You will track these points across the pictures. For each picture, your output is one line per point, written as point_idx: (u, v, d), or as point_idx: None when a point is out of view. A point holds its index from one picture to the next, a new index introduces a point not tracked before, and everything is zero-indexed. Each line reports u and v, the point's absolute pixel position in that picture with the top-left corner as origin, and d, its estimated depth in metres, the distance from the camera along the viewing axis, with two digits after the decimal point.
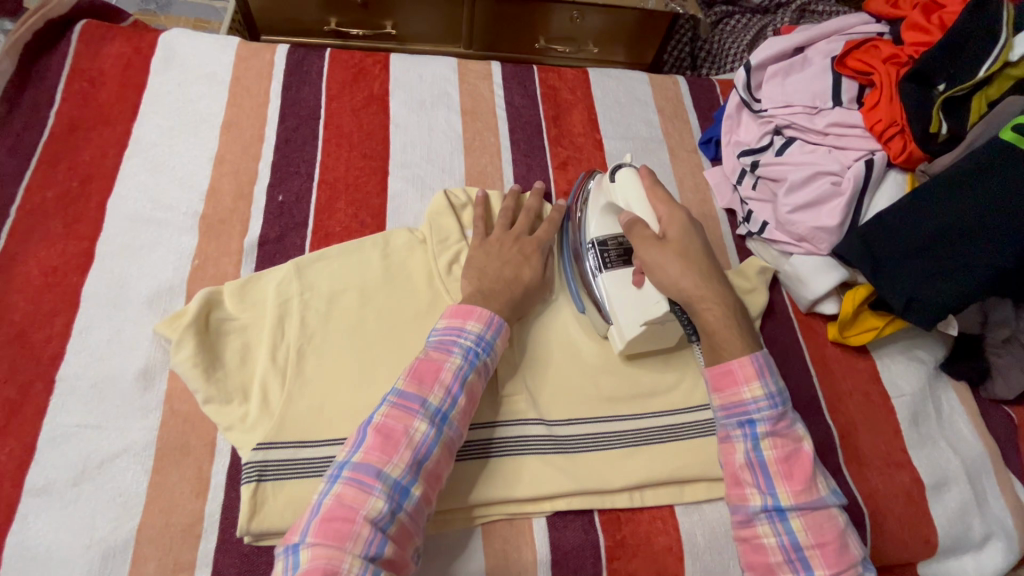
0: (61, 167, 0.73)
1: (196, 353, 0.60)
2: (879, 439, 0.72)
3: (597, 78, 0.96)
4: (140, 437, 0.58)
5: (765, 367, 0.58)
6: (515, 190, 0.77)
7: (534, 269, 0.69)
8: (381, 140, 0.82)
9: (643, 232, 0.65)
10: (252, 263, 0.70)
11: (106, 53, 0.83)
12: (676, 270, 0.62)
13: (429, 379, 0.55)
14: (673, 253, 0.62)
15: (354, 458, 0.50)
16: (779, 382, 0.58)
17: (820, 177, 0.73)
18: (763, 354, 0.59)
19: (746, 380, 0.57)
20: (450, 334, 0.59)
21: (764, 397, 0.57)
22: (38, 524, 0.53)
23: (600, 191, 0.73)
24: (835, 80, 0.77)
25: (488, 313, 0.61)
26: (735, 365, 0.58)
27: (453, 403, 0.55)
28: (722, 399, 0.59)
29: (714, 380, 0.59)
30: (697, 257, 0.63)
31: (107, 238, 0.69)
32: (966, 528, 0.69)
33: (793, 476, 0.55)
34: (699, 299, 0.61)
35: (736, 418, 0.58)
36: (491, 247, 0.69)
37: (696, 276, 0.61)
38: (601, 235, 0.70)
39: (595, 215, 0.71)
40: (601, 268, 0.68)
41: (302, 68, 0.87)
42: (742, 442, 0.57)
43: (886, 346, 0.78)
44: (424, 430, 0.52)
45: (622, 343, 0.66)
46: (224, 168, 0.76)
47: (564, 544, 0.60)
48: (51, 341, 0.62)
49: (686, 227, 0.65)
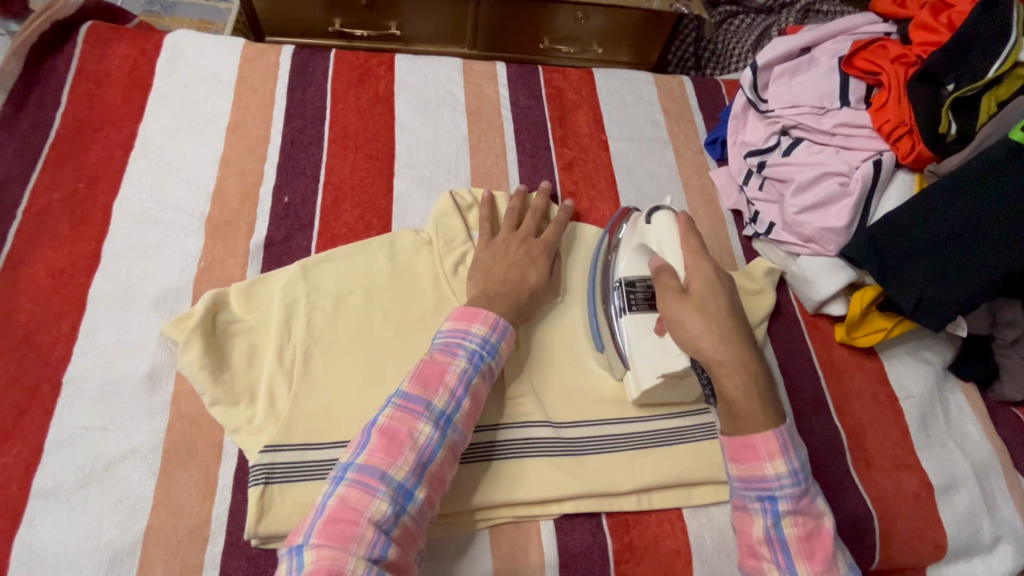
0: (67, 168, 0.73)
1: (202, 355, 0.60)
2: (887, 442, 0.71)
3: (602, 78, 0.96)
4: (146, 439, 0.58)
5: (789, 442, 0.54)
6: (522, 191, 0.77)
7: (540, 271, 0.69)
8: (387, 141, 0.82)
9: (666, 283, 0.62)
10: (258, 264, 0.70)
11: (112, 54, 0.83)
12: (696, 328, 0.58)
13: (434, 382, 0.55)
14: (694, 309, 0.59)
15: (358, 460, 0.50)
16: (804, 456, 0.55)
17: (827, 178, 0.73)
18: (787, 430, 0.54)
19: (769, 456, 0.53)
20: (455, 336, 0.58)
21: (788, 475, 0.53)
22: (46, 526, 0.53)
23: (635, 232, 0.72)
24: (842, 80, 0.77)
25: (493, 316, 0.61)
26: (757, 440, 0.54)
27: (458, 406, 0.55)
28: (742, 471, 0.55)
29: (733, 452, 0.55)
30: (721, 316, 0.58)
31: (113, 239, 0.69)
32: (976, 530, 0.68)
33: (813, 554, 0.53)
34: (718, 363, 0.56)
35: (756, 492, 0.54)
36: (498, 249, 0.69)
37: (716, 338, 0.57)
38: (630, 275, 0.68)
39: (627, 255, 0.70)
40: (626, 309, 0.66)
41: (307, 68, 0.87)
42: (762, 516, 0.54)
43: (893, 347, 0.77)
44: (428, 432, 0.52)
45: (638, 392, 0.64)
46: (229, 169, 0.76)
47: (572, 546, 0.59)
48: (58, 343, 0.62)
49: (711, 282, 0.60)
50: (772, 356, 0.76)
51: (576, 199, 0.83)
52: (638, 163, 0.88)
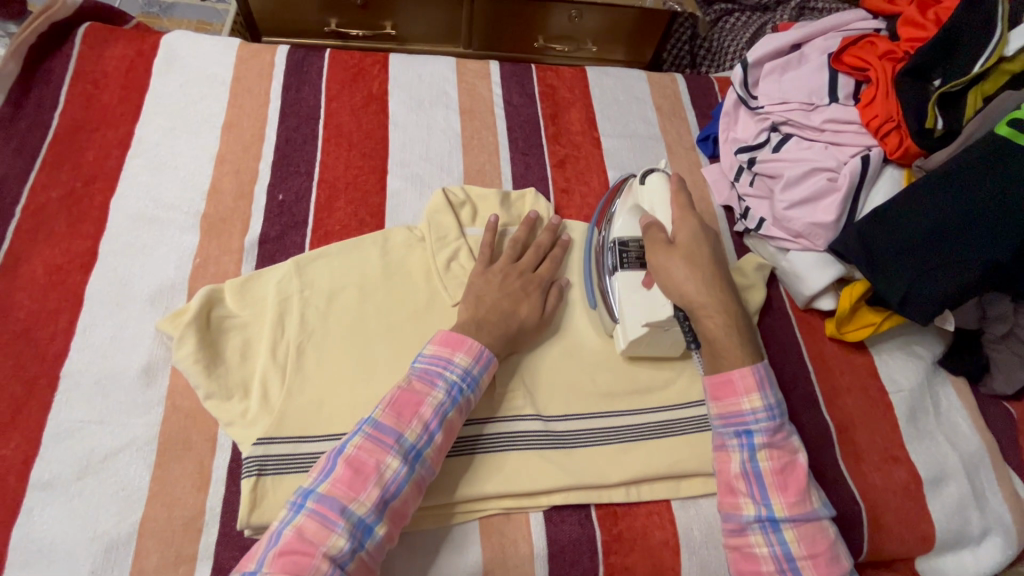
0: (65, 167, 0.74)
1: (197, 349, 0.61)
2: (877, 434, 0.72)
3: (595, 77, 0.97)
4: (141, 433, 0.59)
5: (764, 379, 0.58)
6: (530, 221, 0.75)
7: (533, 305, 0.68)
8: (380, 140, 0.83)
9: (653, 237, 0.66)
10: (252, 261, 0.71)
11: (109, 55, 0.84)
12: (682, 275, 0.62)
13: (408, 414, 0.54)
14: (680, 258, 0.63)
15: (321, 488, 0.50)
16: (779, 394, 0.59)
17: (817, 173, 0.74)
18: (765, 366, 0.58)
19: (745, 391, 0.57)
20: (436, 364, 0.58)
21: (764, 409, 0.57)
22: (42, 517, 0.54)
23: (629, 194, 0.74)
24: (831, 76, 0.78)
25: (477, 347, 0.60)
26: (736, 376, 0.58)
27: (429, 440, 0.54)
28: (721, 408, 0.59)
29: (713, 389, 0.59)
30: (704, 264, 0.62)
31: (110, 237, 0.70)
32: (965, 522, 0.69)
33: (788, 487, 0.56)
34: (702, 307, 0.61)
35: (733, 428, 0.58)
36: (494, 276, 0.68)
37: (700, 283, 0.61)
38: (623, 235, 0.70)
39: (623, 215, 0.72)
40: (619, 266, 0.68)
41: (301, 68, 0.88)
42: (739, 452, 0.57)
43: (883, 342, 0.78)
44: (396, 467, 0.52)
45: (625, 344, 0.66)
46: (225, 167, 0.77)
47: (561, 537, 0.60)
48: (56, 339, 0.63)
49: (695, 232, 0.65)
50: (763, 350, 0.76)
51: (568, 196, 0.84)
52: (630, 160, 0.88)
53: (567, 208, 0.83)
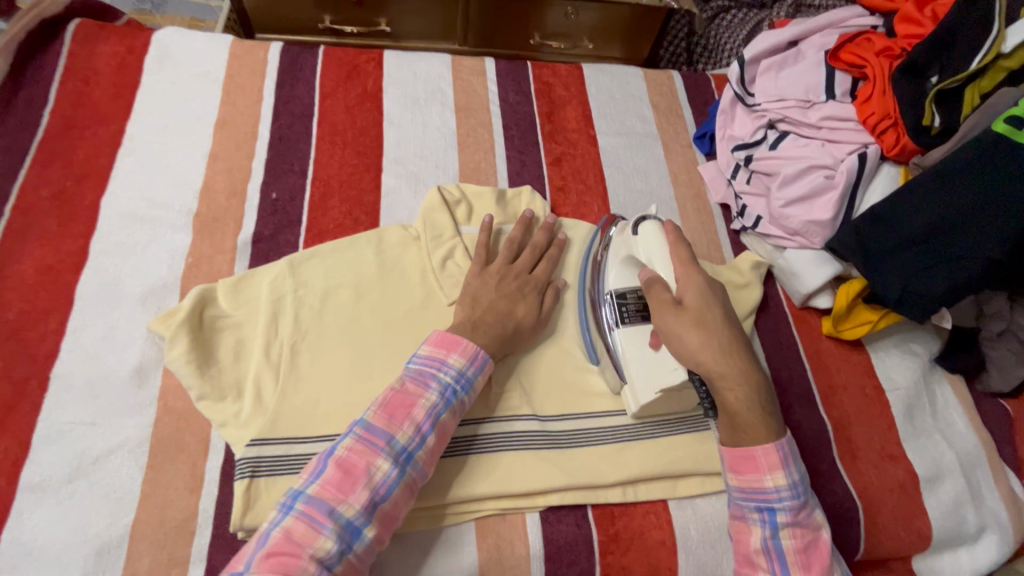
0: (55, 165, 0.73)
1: (189, 350, 0.60)
2: (874, 433, 0.72)
3: (591, 74, 0.96)
4: (133, 434, 0.58)
5: (789, 455, 0.55)
6: (525, 220, 0.74)
7: (530, 307, 0.67)
8: (375, 137, 0.82)
9: (659, 297, 0.60)
10: (245, 260, 0.71)
11: (100, 52, 0.83)
12: (695, 342, 0.57)
13: (400, 415, 0.54)
14: (691, 323, 0.57)
15: (311, 489, 0.49)
16: (803, 469, 0.55)
17: (814, 170, 0.73)
18: (789, 442, 0.55)
19: (768, 469, 0.54)
20: (430, 366, 0.58)
21: (788, 487, 0.54)
22: (33, 520, 0.54)
23: (622, 242, 0.71)
24: (828, 73, 0.78)
25: (472, 348, 0.60)
26: (758, 452, 0.54)
27: (421, 443, 0.54)
28: (741, 482, 0.56)
29: (733, 463, 0.56)
30: (718, 328, 0.57)
31: (101, 235, 0.69)
32: (961, 521, 0.69)
33: (810, 566, 0.54)
34: (719, 377, 0.55)
35: (755, 503, 0.55)
36: (490, 278, 0.67)
37: (716, 351, 0.56)
38: (620, 286, 0.68)
39: (616, 266, 0.69)
40: (619, 322, 0.66)
41: (295, 65, 0.87)
42: (760, 527, 0.54)
43: (880, 341, 0.78)
44: (387, 470, 0.51)
45: (636, 407, 0.64)
46: (218, 165, 0.76)
47: (558, 537, 0.60)
48: (46, 339, 0.62)
49: (702, 289, 0.59)
50: (759, 349, 0.76)
51: (564, 194, 0.83)
52: (626, 158, 0.88)
53: (564, 206, 0.83)
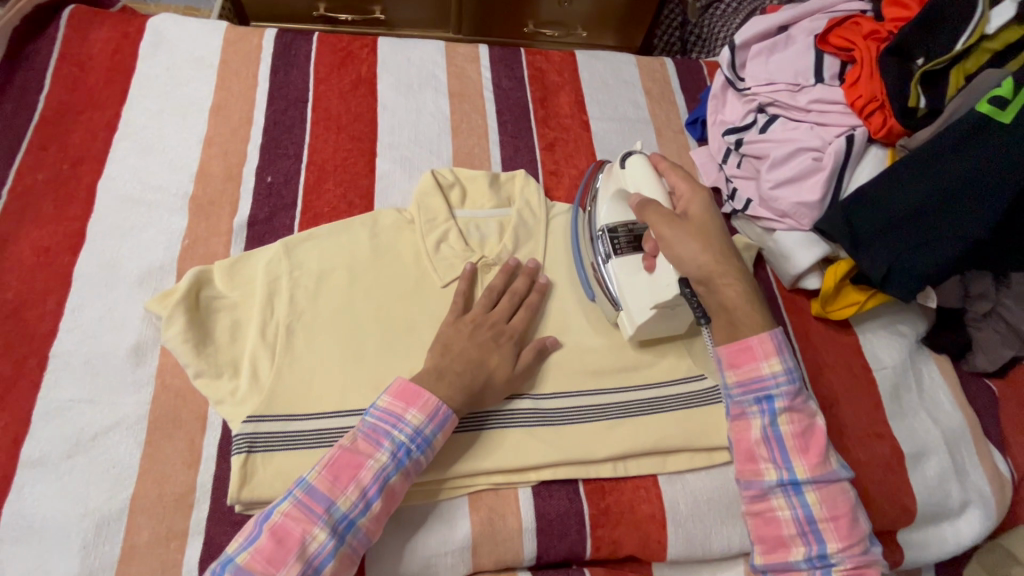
0: (51, 150, 0.74)
1: (185, 329, 0.61)
2: (860, 411, 0.73)
3: (584, 61, 0.97)
4: (131, 411, 0.59)
5: (783, 344, 0.57)
6: (506, 266, 0.70)
7: (504, 356, 0.64)
8: (369, 123, 0.83)
9: (659, 209, 0.62)
10: (241, 243, 0.71)
11: (95, 38, 0.83)
12: (697, 245, 0.59)
13: (345, 478, 0.53)
14: (692, 230, 0.60)
15: (241, 558, 0.49)
16: (796, 358, 0.58)
17: (802, 153, 0.75)
18: (783, 333, 0.58)
19: (764, 356, 0.57)
20: (386, 421, 0.56)
21: (783, 371, 0.56)
22: (33, 494, 0.55)
23: (612, 179, 0.73)
24: (817, 57, 0.79)
25: (434, 403, 0.57)
26: (754, 342, 0.57)
27: (364, 509, 0.53)
28: (739, 377, 0.58)
29: (731, 357, 0.58)
30: (718, 234, 0.60)
31: (97, 218, 0.70)
32: (946, 495, 0.70)
33: (809, 451, 0.56)
34: (719, 276, 0.58)
35: (753, 394, 0.57)
36: (464, 327, 0.64)
37: (717, 253, 0.59)
38: (612, 222, 0.71)
39: (606, 202, 0.72)
40: (611, 255, 0.69)
41: (289, 51, 0.87)
42: (760, 418, 0.57)
43: (868, 321, 0.79)
44: (322, 540, 0.50)
45: (632, 329, 0.67)
46: (213, 150, 0.77)
47: (549, 511, 0.61)
48: (44, 320, 0.63)
49: (702, 201, 0.63)
50: None
51: (557, 178, 0.84)
52: (619, 143, 0.89)
53: (557, 190, 0.83)
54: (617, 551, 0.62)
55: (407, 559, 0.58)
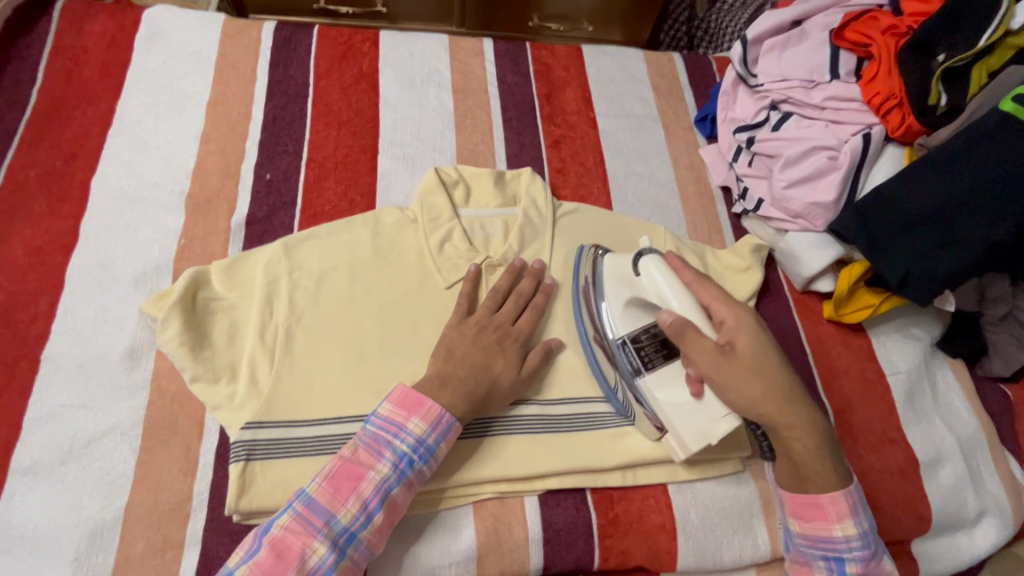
0: (43, 145, 0.71)
1: (182, 332, 0.60)
2: (875, 418, 0.71)
3: (590, 56, 0.95)
4: (126, 416, 0.58)
5: (857, 503, 0.55)
6: (511, 267, 0.68)
7: (510, 361, 0.62)
8: (371, 119, 0.81)
9: (702, 339, 0.56)
10: (239, 242, 0.69)
11: (89, 30, 0.81)
12: (757, 391, 0.55)
13: (345, 490, 0.51)
14: (749, 371, 0.56)
15: (240, 571, 0.48)
16: (870, 516, 0.56)
17: (817, 152, 0.73)
18: (856, 489, 0.56)
19: (837, 518, 0.55)
20: (387, 431, 0.54)
21: (858, 537, 0.54)
22: (24, 503, 0.53)
23: (622, 281, 0.64)
24: (832, 52, 0.76)
25: (436, 411, 0.55)
26: (826, 501, 0.55)
27: (366, 522, 0.51)
28: (806, 528, 0.56)
29: (797, 509, 0.57)
30: (775, 375, 0.56)
31: (91, 217, 0.68)
32: (961, 504, 0.68)
33: None
34: (785, 428, 0.55)
35: (821, 551, 0.56)
36: (470, 329, 0.63)
37: (780, 401, 0.55)
38: (631, 330, 0.63)
39: (621, 307, 0.64)
40: (643, 369, 0.62)
41: (289, 45, 0.85)
42: (826, 575, 0.56)
43: (881, 325, 0.77)
44: (322, 554, 0.49)
45: (684, 453, 0.60)
46: (210, 146, 0.75)
47: (557, 521, 0.60)
48: (36, 321, 0.61)
49: (750, 332, 0.57)
50: None
51: (564, 176, 0.82)
52: (626, 140, 0.87)
53: (563, 188, 0.81)
54: (625, 562, 0.60)
55: (409, 570, 0.56)
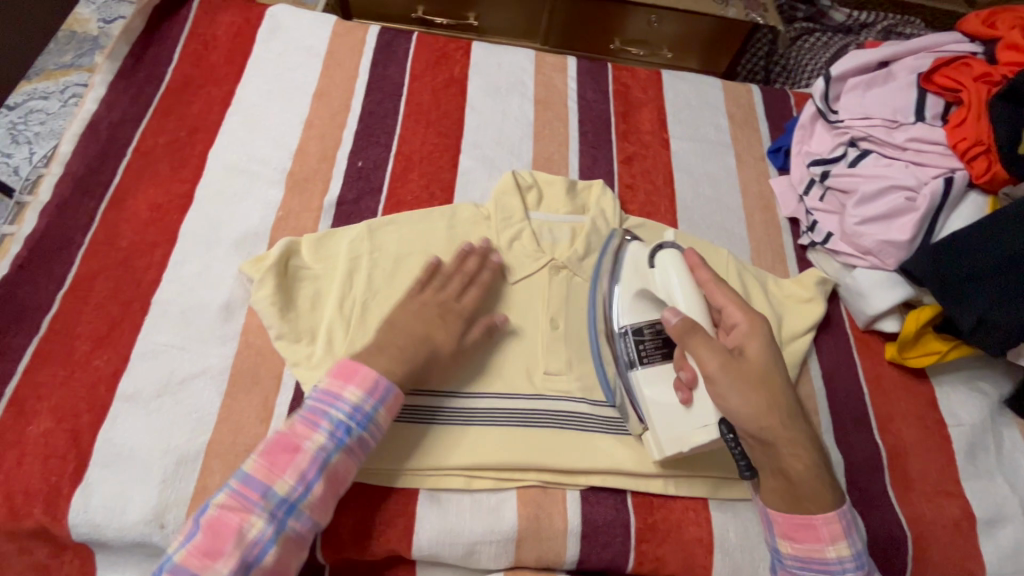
0: (172, 117, 0.80)
1: (274, 292, 0.66)
2: (930, 466, 0.69)
3: (669, 80, 0.98)
4: (217, 362, 0.64)
5: (850, 524, 0.56)
6: (462, 249, 0.70)
7: (451, 333, 0.64)
8: (456, 120, 0.87)
9: (715, 342, 0.58)
10: (329, 219, 0.76)
11: (220, 21, 0.91)
12: (760, 402, 0.56)
13: (281, 464, 0.53)
14: (753, 380, 0.57)
15: (178, 554, 0.50)
16: (863, 538, 0.57)
17: (894, 191, 0.72)
18: (848, 510, 0.56)
19: (831, 539, 0.55)
20: (324, 402, 0.57)
21: (851, 558, 0.55)
22: (124, 425, 0.59)
23: (636, 272, 0.68)
24: (920, 94, 0.76)
25: (373, 376, 0.58)
26: (820, 522, 0.55)
27: (305, 492, 0.53)
28: (798, 550, 0.56)
29: (789, 530, 0.56)
30: (781, 386, 0.57)
31: (205, 183, 0.76)
32: (1019, 569, 0.65)
33: None
34: (786, 444, 0.56)
35: (814, 572, 0.56)
36: (411, 304, 0.65)
37: (783, 414, 0.56)
38: (636, 322, 0.66)
39: (629, 299, 0.67)
40: (638, 361, 0.64)
41: (390, 48, 0.93)
42: None
43: (946, 374, 0.75)
44: (260, 527, 0.51)
45: (658, 454, 0.61)
46: (312, 132, 0.82)
47: (596, 517, 0.61)
48: (151, 269, 0.68)
49: (763, 340, 0.59)
50: (818, 367, 0.75)
51: (633, 191, 0.85)
52: (698, 164, 0.89)
53: (631, 203, 0.84)
54: (659, 570, 0.61)
55: (451, 542, 0.59)
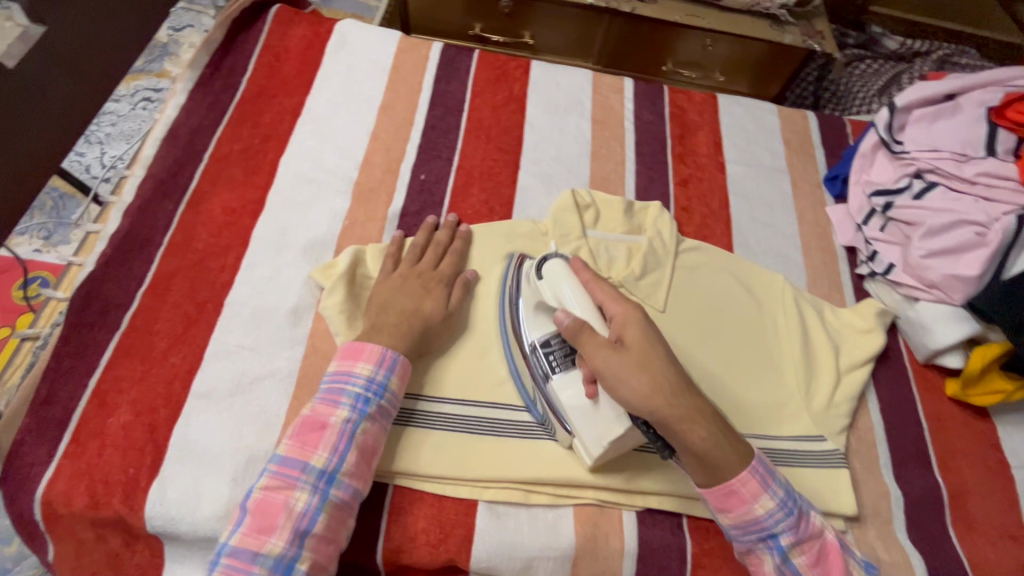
0: (246, 125, 0.84)
1: (343, 300, 0.68)
2: (994, 508, 0.67)
3: (725, 104, 0.98)
4: (285, 365, 0.66)
5: (766, 476, 0.54)
6: (427, 223, 0.74)
7: (438, 302, 0.67)
8: (516, 137, 0.88)
9: (596, 337, 0.55)
10: (392, 229, 0.78)
11: (293, 34, 0.94)
12: (642, 385, 0.52)
13: (312, 442, 0.55)
14: (633, 364, 0.53)
15: (232, 541, 0.51)
16: (785, 483, 0.56)
17: (963, 225, 0.71)
18: (761, 462, 0.55)
19: (753, 498, 0.53)
20: (338, 380, 0.59)
21: (777, 508, 0.54)
22: (197, 422, 0.61)
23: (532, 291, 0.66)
24: (990, 129, 0.76)
25: (378, 350, 0.60)
26: (738, 486, 0.53)
27: (341, 462, 0.55)
28: (733, 519, 0.54)
29: (717, 501, 0.54)
30: (661, 365, 0.54)
31: (276, 190, 0.78)
32: None
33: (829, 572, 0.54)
34: (679, 421, 0.52)
35: (754, 534, 0.54)
36: (394, 282, 0.68)
37: (667, 393, 0.52)
38: (543, 335, 0.64)
39: (529, 317, 0.65)
40: (554, 370, 0.61)
41: (453, 64, 0.95)
42: (771, 556, 0.54)
43: (1010, 414, 0.73)
44: (306, 499, 0.53)
45: (589, 459, 0.59)
46: (377, 143, 0.85)
47: (653, 540, 0.61)
48: (224, 271, 0.71)
49: (640, 324, 0.56)
50: (875, 399, 0.74)
51: (689, 214, 0.85)
52: (754, 189, 0.89)
53: (687, 225, 0.84)
54: None
55: (507, 557, 0.59)
